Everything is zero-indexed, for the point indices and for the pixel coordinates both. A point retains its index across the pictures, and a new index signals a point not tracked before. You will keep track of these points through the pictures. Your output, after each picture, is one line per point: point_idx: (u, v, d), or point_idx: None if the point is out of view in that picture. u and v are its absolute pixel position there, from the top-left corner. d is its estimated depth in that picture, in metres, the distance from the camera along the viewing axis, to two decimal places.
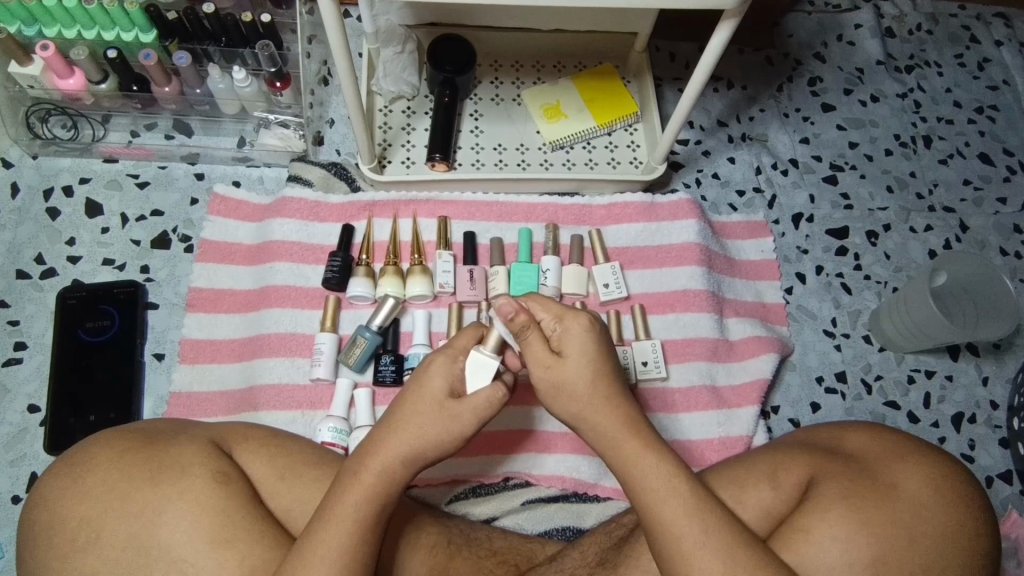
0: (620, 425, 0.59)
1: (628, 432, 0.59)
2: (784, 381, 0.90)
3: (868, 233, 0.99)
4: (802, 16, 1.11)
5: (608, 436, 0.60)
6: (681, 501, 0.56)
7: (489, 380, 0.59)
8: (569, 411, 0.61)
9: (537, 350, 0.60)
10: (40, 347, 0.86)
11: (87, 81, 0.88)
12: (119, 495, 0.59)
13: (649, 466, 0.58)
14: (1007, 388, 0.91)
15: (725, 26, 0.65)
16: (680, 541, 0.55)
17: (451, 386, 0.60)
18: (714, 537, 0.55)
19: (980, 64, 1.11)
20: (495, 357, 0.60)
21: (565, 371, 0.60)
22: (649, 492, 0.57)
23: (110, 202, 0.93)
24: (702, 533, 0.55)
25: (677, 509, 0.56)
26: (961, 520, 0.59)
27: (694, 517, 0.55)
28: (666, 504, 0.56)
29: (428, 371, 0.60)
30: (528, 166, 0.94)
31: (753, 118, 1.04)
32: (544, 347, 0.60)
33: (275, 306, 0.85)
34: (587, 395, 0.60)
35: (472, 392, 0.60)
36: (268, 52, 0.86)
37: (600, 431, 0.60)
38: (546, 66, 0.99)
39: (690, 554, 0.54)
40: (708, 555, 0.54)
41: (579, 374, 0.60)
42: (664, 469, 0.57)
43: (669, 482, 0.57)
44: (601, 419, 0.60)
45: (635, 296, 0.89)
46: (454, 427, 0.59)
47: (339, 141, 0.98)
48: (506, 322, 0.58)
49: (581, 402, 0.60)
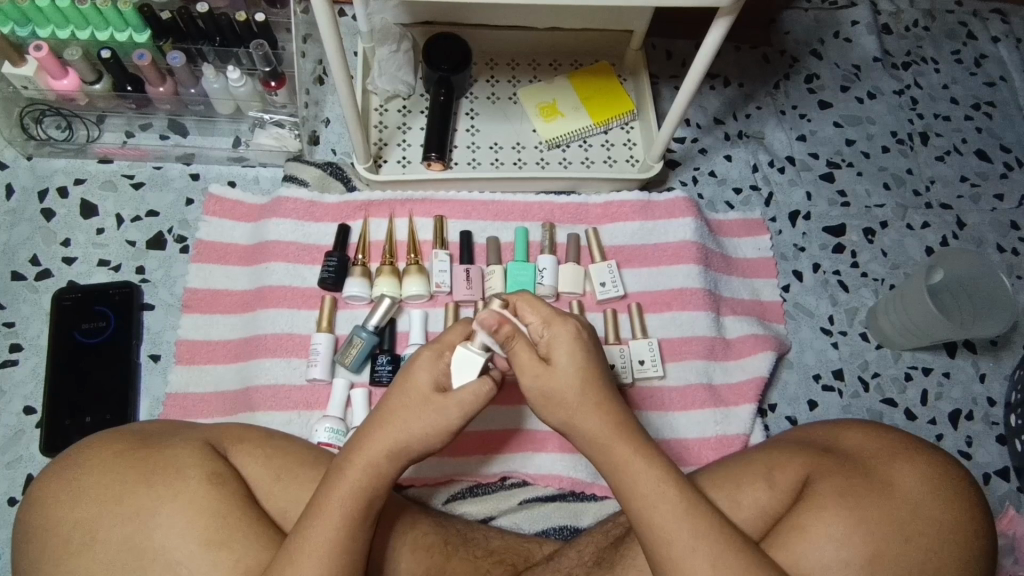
0: (611, 427, 0.58)
1: (618, 436, 0.58)
2: (781, 380, 0.90)
3: (864, 231, 0.99)
4: (799, 13, 1.11)
5: (599, 441, 0.58)
6: (671, 506, 0.56)
7: (476, 375, 0.57)
8: (559, 419, 0.59)
9: (521, 361, 0.58)
10: (36, 348, 0.85)
11: (81, 81, 0.88)
12: (113, 497, 0.59)
13: (641, 469, 0.57)
14: (1004, 384, 0.91)
15: (719, 24, 0.65)
16: (670, 544, 0.55)
17: (437, 382, 0.58)
18: (703, 543, 0.55)
19: (977, 61, 1.11)
20: (483, 353, 0.57)
21: (554, 380, 0.58)
22: (640, 496, 0.57)
23: (105, 203, 0.92)
24: (694, 537, 0.55)
25: (668, 514, 0.56)
26: (956, 518, 0.59)
27: (685, 521, 0.55)
28: (657, 509, 0.56)
29: (415, 363, 0.59)
30: (524, 165, 0.94)
31: (750, 116, 1.04)
32: (529, 358, 0.58)
33: (271, 306, 0.84)
34: (578, 404, 0.58)
35: (457, 387, 0.57)
36: (263, 52, 0.85)
37: (592, 434, 0.58)
38: (542, 64, 0.99)
39: (681, 558, 0.54)
40: (698, 559, 0.54)
41: (568, 380, 0.58)
42: (655, 475, 0.57)
43: (659, 486, 0.57)
44: (592, 427, 0.58)
45: (632, 295, 0.89)
46: (437, 420, 0.57)
47: (334, 141, 0.98)
48: (490, 333, 0.56)
49: (571, 409, 0.58)
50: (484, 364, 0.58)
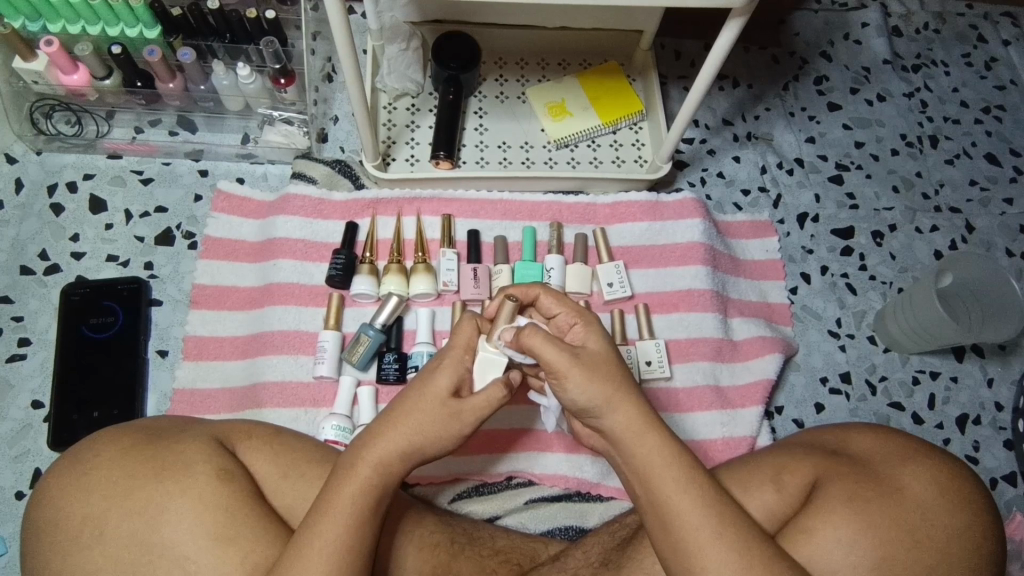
0: (643, 417, 0.57)
1: (646, 427, 0.57)
2: (788, 381, 0.90)
3: (873, 234, 0.99)
4: (809, 14, 1.10)
5: (632, 430, 0.57)
6: (700, 493, 0.55)
7: (500, 373, 0.59)
8: (601, 394, 0.56)
9: (551, 356, 0.55)
10: (44, 343, 0.86)
11: (91, 77, 0.88)
12: (122, 491, 0.59)
13: (666, 458, 0.56)
14: (1012, 389, 0.91)
15: (732, 25, 0.64)
16: (696, 531, 0.54)
17: (457, 386, 0.59)
18: (729, 530, 0.54)
19: (987, 64, 1.11)
20: (502, 351, 0.59)
21: (589, 359, 0.57)
22: (663, 484, 0.56)
23: (114, 198, 0.93)
24: (719, 524, 0.55)
25: (695, 501, 0.55)
26: (966, 522, 0.59)
27: (710, 509, 0.55)
28: (684, 495, 0.55)
29: (436, 370, 0.59)
30: (532, 165, 0.94)
31: (758, 117, 1.04)
32: (558, 349, 0.56)
33: (278, 303, 0.84)
34: (610, 390, 0.56)
35: (482, 387, 0.59)
36: (272, 48, 0.86)
37: (619, 425, 0.57)
38: (551, 63, 0.99)
39: (705, 546, 0.54)
40: (725, 547, 0.54)
41: (601, 360, 0.57)
42: (681, 465, 0.56)
43: (687, 475, 0.56)
44: (622, 416, 0.57)
45: (639, 295, 0.89)
46: (453, 427, 0.58)
47: (343, 138, 0.98)
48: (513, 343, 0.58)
49: (614, 384, 0.57)
50: (508, 362, 0.60)
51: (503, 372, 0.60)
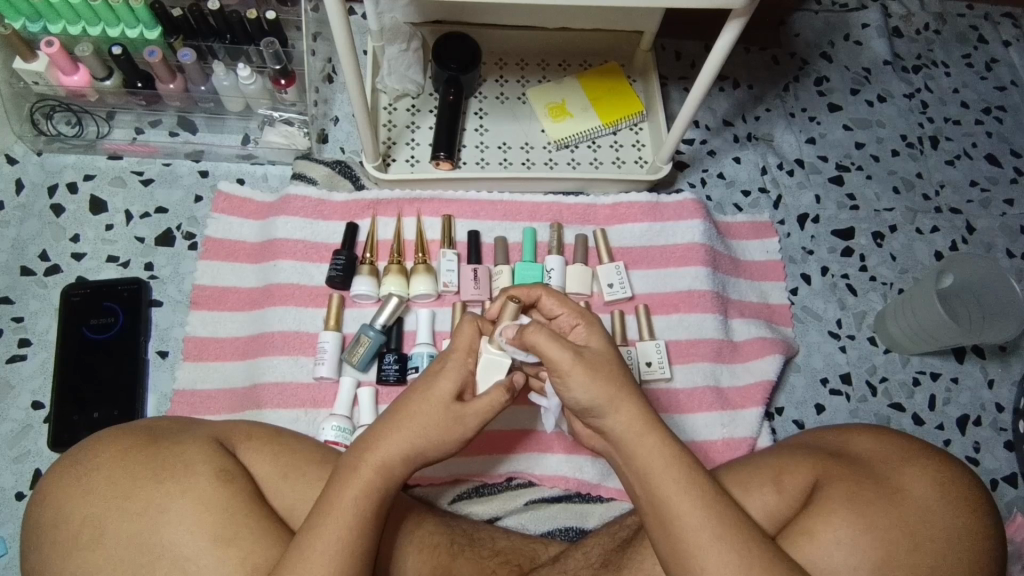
0: (643, 417, 0.57)
1: (646, 427, 0.57)
2: (788, 382, 0.90)
3: (873, 234, 0.99)
4: (810, 14, 1.10)
5: (632, 431, 0.57)
6: (700, 493, 0.55)
7: (503, 375, 0.59)
8: (601, 394, 0.56)
9: (556, 354, 0.55)
10: (44, 344, 0.86)
11: (91, 77, 0.88)
12: (123, 492, 0.59)
13: (666, 459, 0.56)
14: (1012, 390, 0.91)
15: (733, 25, 0.64)
16: (697, 532, 0.54)
17: (460, 389, 0.59)
18: (730, 531, 0.54)
19: (987, 65, 1.11)
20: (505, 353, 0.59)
21: (591, 358, 0.56)
22: (663, 485, 0.56)
23: (114, 199, 0.93)
24: (720, 525, 0.54)
25: (695, 502, 0.55)
26: (967, 523, 0.58)
27: (711, 510, 0.55)
28: (684, 496, 0.55)
29: (437, 372, 0.59)
30: (533, 166, 0.94)
31: (759, 118, 1.04)
32: (562, 348, 0.56)
33: (278, 304, 0.84)
34: (611, 391, 0.56)
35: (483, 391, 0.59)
36: (273, 49, 0.85)
37: (620, 426, 0.57)
38: (552, 65, 0.98)
39: (705, 547, 0.54)
40: (725, 548, 0.54)
41: (602, 359, 0.57)
42: (681, 465, 0.56)
43: (688, 475, 0.56)
44: (623, 417, 0.57)
45: (639, 296, 0.89)
46: (456, 430, 0.58)
47: (343, 139, 0.98)
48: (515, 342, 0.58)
49: (615, 384, 0.57)
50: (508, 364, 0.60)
51: (506, 374, 0.60)
